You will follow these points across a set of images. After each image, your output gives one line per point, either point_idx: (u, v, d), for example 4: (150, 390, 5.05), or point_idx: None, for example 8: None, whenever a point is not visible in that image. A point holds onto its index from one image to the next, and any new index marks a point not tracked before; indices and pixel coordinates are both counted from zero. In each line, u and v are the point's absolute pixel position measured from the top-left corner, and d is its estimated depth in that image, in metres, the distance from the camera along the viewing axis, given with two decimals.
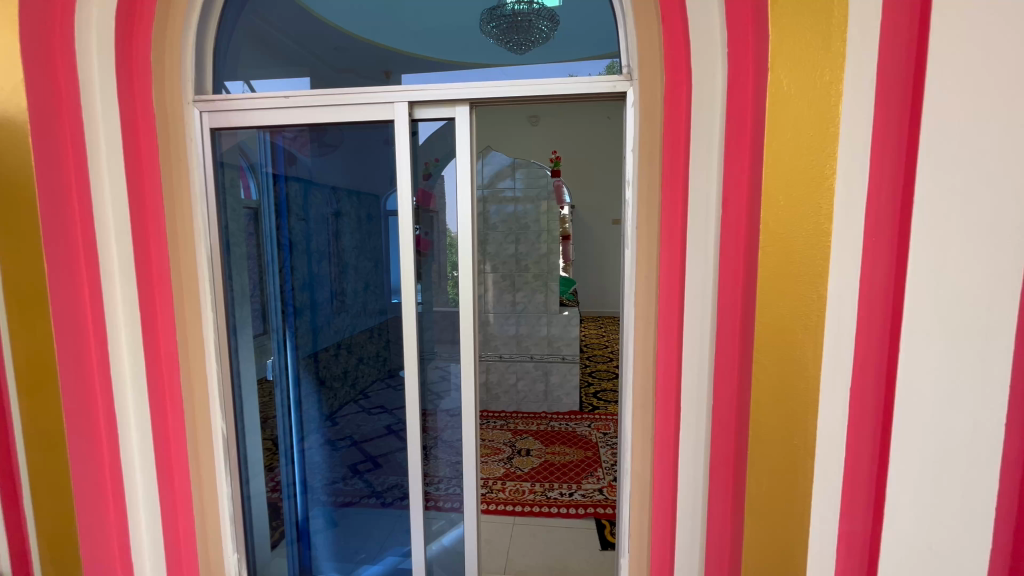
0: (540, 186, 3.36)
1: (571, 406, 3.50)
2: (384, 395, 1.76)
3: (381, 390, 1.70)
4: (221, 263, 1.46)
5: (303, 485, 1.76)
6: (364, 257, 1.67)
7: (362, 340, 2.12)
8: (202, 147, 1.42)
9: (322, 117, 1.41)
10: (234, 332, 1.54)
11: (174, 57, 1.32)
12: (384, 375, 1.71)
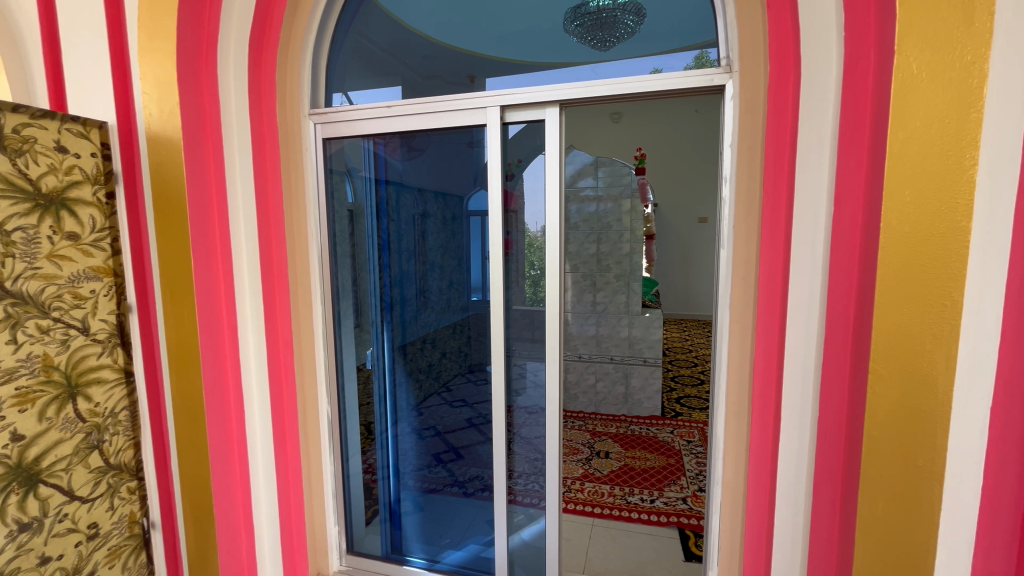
0: (622, 185, 3.30)
1: (652, 410, 3.40)
2: (466, 390, 1.65)
3: (463, 385, 1.65)
4: (328, 262, 1.62)
5: (397, 471, 1.78)
6: (448, 254, 1.60)
7: (446, 333, 1.67)
8: (315, 156, 1.57)
9: (418, 125, 1.51)
10: (339, 325, 1.67)
11: (294, 80, 1.51)
12: (466, 371, 1.63)
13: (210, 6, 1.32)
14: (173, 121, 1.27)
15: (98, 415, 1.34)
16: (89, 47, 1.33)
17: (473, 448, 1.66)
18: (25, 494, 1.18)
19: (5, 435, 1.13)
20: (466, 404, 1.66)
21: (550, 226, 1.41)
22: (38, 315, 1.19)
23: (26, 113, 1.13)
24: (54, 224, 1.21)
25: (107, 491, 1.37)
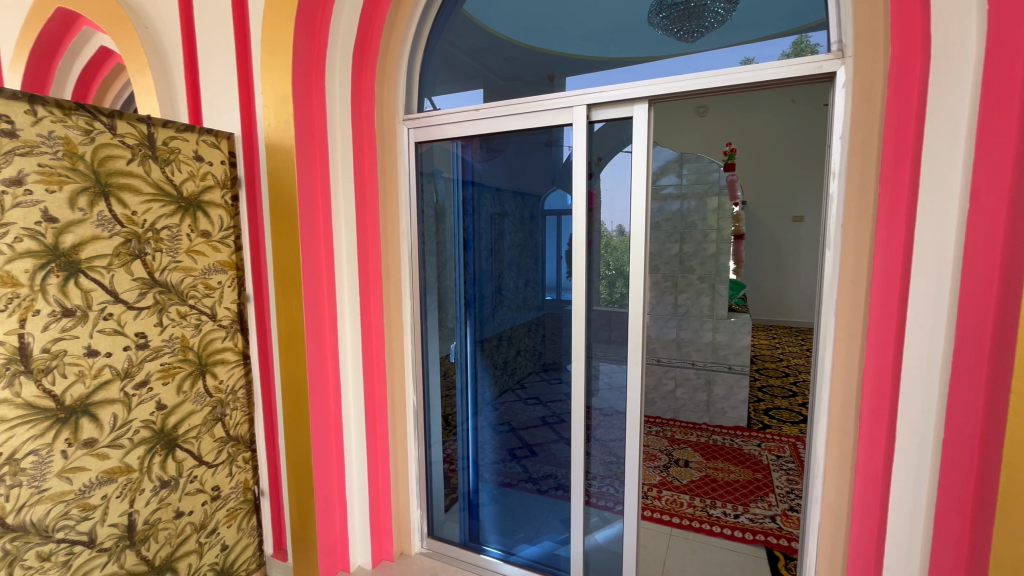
0: (708, 183, 3.15)
1: (737, 420, 3.21)
2: (540, 387, 1.66)
3: (537, 382, 1.66)
4: (418, 258, 1.71)
5: (477, 462, 1.84)
6: (524, 254, 1.62)
7: (522, 331, 1.68)
8: (408, 160, 1.67)
9: (503, 127, 1.54)
10: (424, 318, 1.76)
11: (390, 88, 1.62)
12: (540, 369, 1.63)
13: (320, 24, 1.44)
14: (287, 130, 1.41)
15: (222, 392, 1.53)
16: (222, 69, 1.52)
17: (547, 446, 1.68)
18: (166, 455, 1.38)
19: (153, 403, 1.34)
20: (540, 402, 1.67)
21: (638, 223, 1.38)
22: (178, 302, 1.39)
23: (173, 128, 1.35)
24: (191, 223, 1.41)
25: (227, 459, 1.56)
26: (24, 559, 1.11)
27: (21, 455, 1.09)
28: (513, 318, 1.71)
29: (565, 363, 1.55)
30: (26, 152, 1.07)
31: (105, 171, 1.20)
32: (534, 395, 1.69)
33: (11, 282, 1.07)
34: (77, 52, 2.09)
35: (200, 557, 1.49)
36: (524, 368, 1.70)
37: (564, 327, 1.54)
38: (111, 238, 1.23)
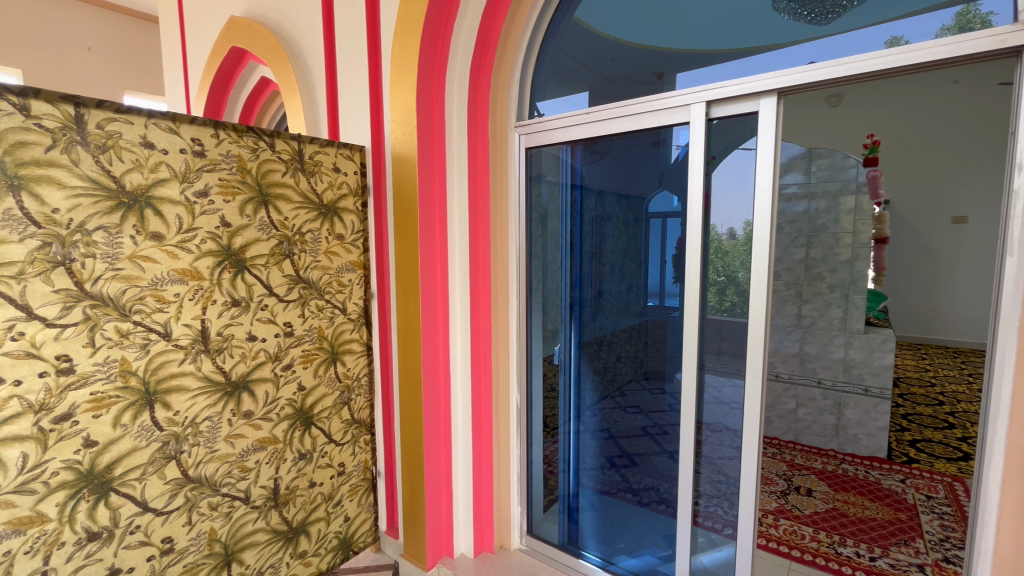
0: (843, 180, 2.81)
1: (873, 450, 2.82)
2: (638, 396, 1.62)
3: (635, 391, 1.62)
4: (525, 261, 1.76)
5: (578, 466, 1.82)
6: (627, 259, 1.58)
7: (623, 338, 1.64)
8: (519, 165, 1.72)
9: (610, 129, 1.52)
10: (530, 320, 1.80)
11: (503, 98, 1.69)
12: (642, 378, 1.59)
13: (443, 40, 1.53)
14: (411, 141, 1.53)
15: (349, 378, 1.71)
16: (357, 90, 1.70)
17: (648, 458, 1.63)
18: (304, 431, 1.57)
19: (295, 384, 1.53)
20: (641, 411, 1.61)
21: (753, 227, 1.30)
22: (317, 296, 1.58)
23: (318, 143, 1.54)
24: (329, 227, 1.60)
25: (352, 439, 1.74)
26: (199, 506, 1.33)
27: (199, 419, 1.32)
28: (613, 324, 1.67)
29: (670, 373, 1.49)
30: (211, 168, 1.29)
31: (266, 183, 1.41)
32: (633, 403, 1.64)
33: (196, 276, 1.29)
34: (243, 84, 2.46)
35: (327, 524, 1.67)
36: (625, 376, 1.66)
37: (669, 334, 1.48)
38: (268, 240, 1.43)
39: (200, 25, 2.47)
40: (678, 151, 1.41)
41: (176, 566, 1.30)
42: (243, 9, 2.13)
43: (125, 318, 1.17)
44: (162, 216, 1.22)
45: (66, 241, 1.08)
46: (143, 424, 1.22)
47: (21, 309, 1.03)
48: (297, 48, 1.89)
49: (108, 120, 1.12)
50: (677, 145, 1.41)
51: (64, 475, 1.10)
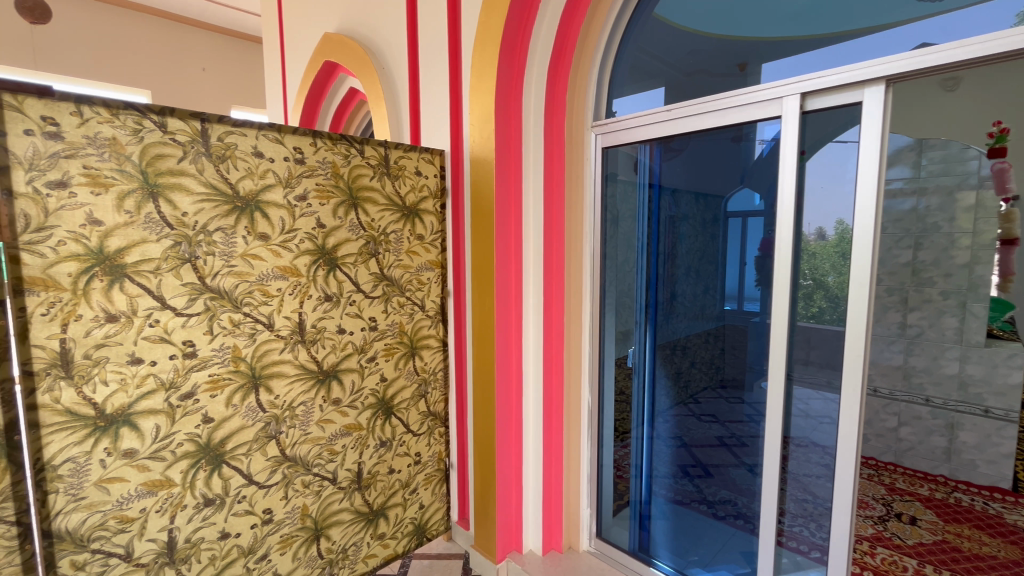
0: (960, 174, 2.49)
1: (994, 480, 2.49)
2: (714, 404, 1.57)
3: (711, 399, 1.58)
4: (599, 261, 1.74)
5: (651, 473, 1.76)
6: (704, 260, 1.53)
7: (698, 342, 1.59)
8: (595, 165, 1.71)
9: (689, 126, 1.46)
10: (603, 321, 1.78)
11: (580, 98, 1.68)
12: (718, 387, 1.54)
13: (522, 43, 1.55)
14: (489, 144, 1.57)
15: (426, 371, 1.79)
16: (438, 96, 1.77)
17: (725, 469, 1.57)
18: (385, 419, 1.67)
19: (378, 375, 1.63)
20: (717, 420, 1.55)
21: (847, 226, 1.22)
22: (399, 293, 1.67)
23: (402, 148, 1.63)
24: (411, 228, 1.68)
25: (428, 431, 1.82)
26: (294, 483, 1.46)
27: (296, 404, 1.45)
28: (688, 328, 1.61)
29: (751, 381, 1.43)
30: (309, 174, 1.41)
31: (356, 187, 1.52)
32: (710, 411, 1.59)
33: (295, 273, 1.41)
34: (333, 95, 2.66)
35: (404, 510, 1.77)
36: (699, 383, 1.62)
37: (749, 340, 1.42)
38: (357, 240, 1.54)
39: (297, 44, 2.70)
40: (763, 147, 1.34)
41: (274, 535, 1.44)
42: (336, 26, 2.30)
43: (237, 309, 1.31)
44: (269, 218, 1.35)
45: (192, 241, 1.23)
46: (250, 405, 1.36)
47: (157, 300, 1.19)
48: (383, 59, 2.00)
49: (226, 133, 1.26)
50: (762, 140, 1.34)
51: (186, 446, 1.25)
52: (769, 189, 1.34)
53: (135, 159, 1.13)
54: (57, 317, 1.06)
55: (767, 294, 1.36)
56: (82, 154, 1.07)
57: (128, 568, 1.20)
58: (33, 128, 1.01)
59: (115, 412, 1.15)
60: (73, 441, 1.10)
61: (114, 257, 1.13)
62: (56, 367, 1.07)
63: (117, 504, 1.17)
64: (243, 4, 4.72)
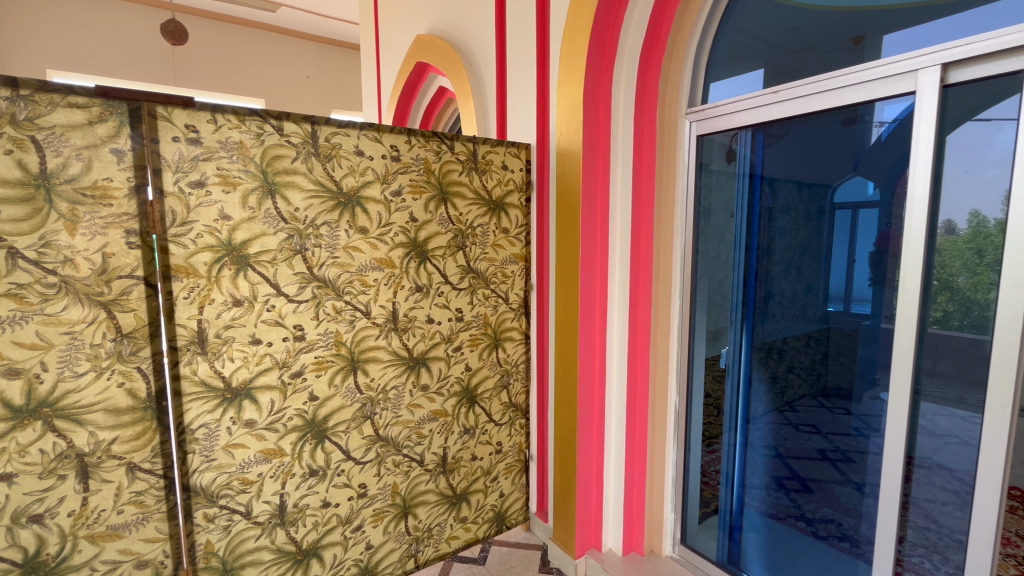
0: None
1: None
2: (815, 414, 1.43)
3: (812, 408, 1.43)
4: (691, 257, 1.65)
5: (743, 482, 1.65)
6: (807, 255, 1.40)
7: (798, 345, 1.45)
8: (688, 154, 1.61)
9: (795, 110, 1.34)
10: (694, 320, 1.68)
11: (674, 83, 1.59)
12: (819, 396, 1.40)
13: (613, 30, 1.49)
14: (577, 136, 1.55)
15: (509, 363, 1.82)
16: (526, 90, 1.77)
17: (826, 485, 1.43)
18: (469, 407, 1.72)
19: (463, 364, 1.69)
20: (817, 431, 1.42)
21: (985, 218, 1.07)
22: (484, 285, 1.71)
23: (490, 143, 1.65)
24: (496, 221, 1.71)
25: (509, 421, 1.85)
26: (386, 462, 1.56)
27: (389, 387, 1.54)
28: (788, 329, 1.48)
29: (861, 391, 1.29)
30: (403, 171, 1.49)
31: (446, 182, 1.57)
32: (810, 421, 1.44)
33: (390, 264, 1.50)
34: (423, 95, 2.77)
35: (485, 496, 1.82)
36: (799, 390, 1.47)
37: (859, 346, 1.28)
38: (446, 234, 1.59)
39: (391, 46, 2.84)
40: (882, 129, 1.20)
41: (368, 508, 1.54)
42: (427, 27, 2.39)
43: (339, 297, 1.42)
44: (368, 213, 1.44)
45: (303, 234, 1.34)
46: (349, 386, 1.46)
47: (273, 287, 1.31)
48: (472, 56, 2.05)
49: (333, 133, 1.36)
50: (880, 122, 1.20)
51: (295, 420, 1.38)
52: (890, 176, 1.19)
53: (257, 160, 1.26)
54: (195, 300, 1.22)
55: (881, 293, 1.23)
56: (215, 157, 1.21)
57: (247, 524, 1.35)
58: (178, 135, 1.17)
59: (239, 385, 1.29)
60: (207, 409, 1.26)
61: (239, 248, 1.26)
62: (194, 343, 1.23)
63: (240, 467, 1.32)
64: (341, 14, 5.08)
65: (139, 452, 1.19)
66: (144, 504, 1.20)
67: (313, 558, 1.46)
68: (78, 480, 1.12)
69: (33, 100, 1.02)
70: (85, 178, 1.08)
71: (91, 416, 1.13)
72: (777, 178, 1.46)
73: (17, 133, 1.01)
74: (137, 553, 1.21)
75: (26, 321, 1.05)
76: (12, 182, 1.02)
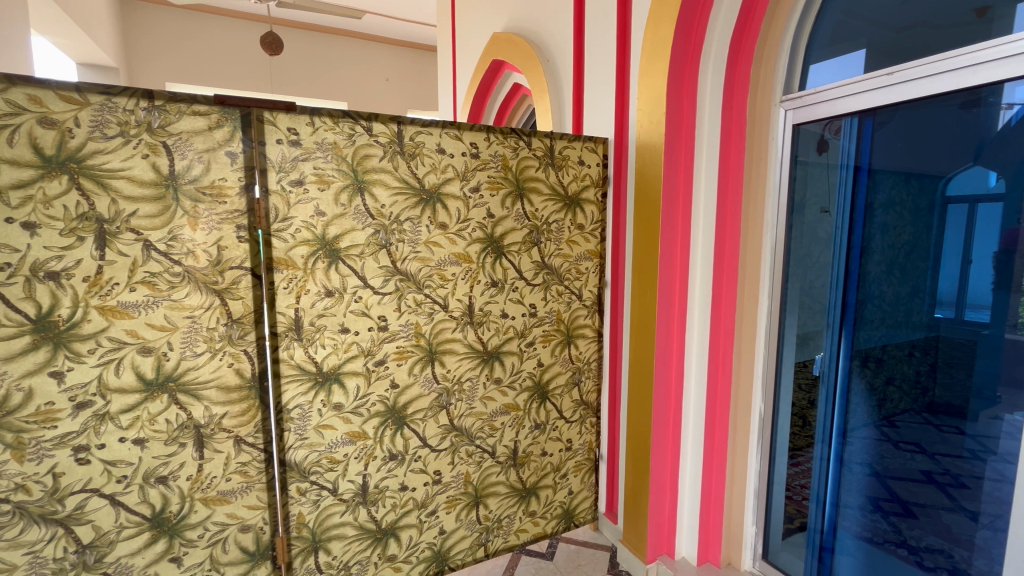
0: None
1: None
2: (917, 432, 1.29)
3: (914, 425, 1.29)
4: (782, 255, 1.53)
5: (836, 501, 1.51)
6: (915, 253, 1.25)
7: (901, 356, 1.30)
8: (782, 145, 1.49)
9: (907, 94, 1.20)
10: (783, 324, 1.55)
11: (768, 70, 1.48)
12: (924, 412, 1.27)
13: (701, 16, 1.42)
14: (659, 129, 1.49)
15: (581, 360, 1.80)
16: (605, 83, 1.74)
17: (933, 511, 1.28)
18: (540, 403, 1.73)
19: (535, 359, 1.70)
20: (922, 450, 1.28)
21: None
22: (558, 282, 1.70)
23: (567, 138, 1.64)
24: (572, 217, 1.70)
25: (580, 419, 1.83)
26: (460, 451, 1.61)
27: (464, 378, 1.58)
28: (889, 336, 1.33)
29: (976, 409, 1.16)
30: (482, 168, 1.51)
31: (523, 178, 1.58)
32: (913, 439, 1.30)
33: (468, 260, 1.53)
34: (498, 92, 2.81)
35: (554, 492, 1.82)
36: (899, 404, 1.32)
37: (977, 359, 1.14)
38: (522, 229, 1.61)
39: (467, 45, 2.91)
40: (1013, 113, 1.05)
41: (442, 495, 1.60)
42: (504, 24, 2.42)
43: (420, 290, 1.48)
44: (448, 209, 1.48)
45: (389, 229, 1.41)
46: (427, 375, 1.52)
47: (361, 279, 1.39)
48: (548, 51, 2.05)
49: (417, 132, 1.41)
50: (1010, 104, 1.05)
51: (378, 406, 1.46)
52: (1018, 168, 1.05)
53: (349, 159, 1.34)
54: (293, 290, 1.32)
55: (1006, 298, 1.09)
56: (313, 157, 1.30)
57: (334, 500, 1.44)
58: (282, 138, 1.27)
59: (329, 370, 1.39)
60: (301, 391, 1.36)
61: (332, 242, 1.35)
62: (292, 330, 1.33)
63: (329, 447, 1.41)
64: (418, 18, 5.27)
65: (245, 427, 1.31)
66: (247, 475, 1.33)
67: (390, 538, 1.54)
68: (195, 448, 1.26)
69: (165, 109, 1.16)
70: (205, 178, 1.20)
71: (206, 392, 1.26)
72: (881, 168, 1.32)
73: (152, 140, 1.15)
74: (242, 518, 1.33)
75: (157, 305, 1.18)
76: (147, 182, 1.15)
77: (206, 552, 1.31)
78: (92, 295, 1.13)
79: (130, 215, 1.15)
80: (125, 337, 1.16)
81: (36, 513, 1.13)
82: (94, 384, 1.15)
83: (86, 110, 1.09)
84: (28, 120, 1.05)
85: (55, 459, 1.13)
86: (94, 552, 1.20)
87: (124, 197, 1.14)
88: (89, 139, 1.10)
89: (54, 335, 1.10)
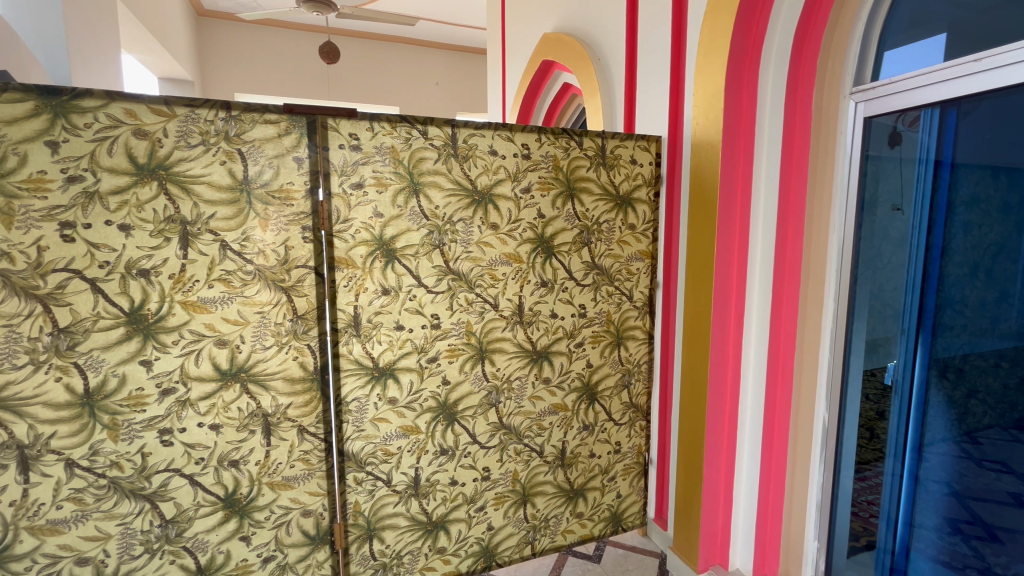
0: None
1: None
2: (1004, 450, 1.19)
3: (1000, 442, 1.20)
4: (850, 257, 1.43)
5: (909, 521, 1.40)
6: (1003, 256, 1.15)
7: (988, 367, 1.20)
8: (851, 139, 1.39)
9: (997, 81, 1.09)
10: (850, 330, 1.46)
11: (838, 59, 1.39)
12: (1012, 429, 1.17)
13: (763, 9, 1.37)
14: (716, 127, 1.46)
15: (631, 363, 1.77)
16: (659, 79, 1.71)
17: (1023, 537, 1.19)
18: (589, 404, 1.72)
19: (584, 360, 1.69)
20: (1010, 471, 1.18)
21: None
22: (608, 282, 1.69)
23: (618, 137, 1.62)
24: (623, 217, 1.68)
25: (629, 422, 1.80)
26: (508, 449, 1.62)
27: (513, 377, 1.59)
28: (974, 345, 1.22)
29: None
30: (533, 169, 1.52)
31: (574, 178, 1.58)
32: (1000, 458, 1.20)
33: (518, 260, 1.55)
34: (547, 92, 2.82)
35: (602, 494, 1.80)
36: (982, 419, 1.22)
37: None
38: (572, 230, 1.60)
39: (517, 47, 2.94)
40: None
41: (491, 491, 1.62)
42: (554, 24, 2.42)
43: (471, 289, 1.51)
44: (499, 210, 1.50)
45: (442, 230, 1.45)
46: (477, 373, 1.55)
47: (415, 278, 1.44)
48: (600, 50, 2.03)
49: (470, 135, 1.45)
50: None
51: (430, 401, 1.50)
52: None
53: (406, 162, 1.39)
54: (352, 288, 1.38)
55: None
56: (372, 161, 1.36)
57: (388, 491, 1.50)
58: (344, 143, 1.33)
59: (385, 365, 1.44)
60: (359, 385, 1.42)
61: (389, 242, 1.40)
62: (351, 326, 1.40)
63: (383, 439, 1.47)
64: (469, 22, 5.36)
65: (307, 417, 1.38)
66: (309, 462, 1.40)
67: (440, 530, 1.58)
68: (263, 436, 1.34)
69: (240, 119, 1.24)
70: (274, 182, 1.28)
71: (274, 383, 1.34)
72: (964, 163, 1.21)
73: (229, 147, 1.24)
74: (304, 503, 1.41)
75: (231, 301, 1.28)
76: (224, 187, 1.24)
77: (272, 533, 1.39)
78: (176, 291, 1.23)
79: (209, 218, 1.24)
80: (203, 330, 1.26)
81: (127, 488, 1.25)
82: (177, 373, 1.25)
83: (173, 121, 1.19)
84: (125, 132, 1.16)
85: (144, 440, 1.25)
86: (175, 527, 1.30)
87: (204, 201, 1.23)
88: (175, 148, 1.20)
89: (144, 327, 1.21)
